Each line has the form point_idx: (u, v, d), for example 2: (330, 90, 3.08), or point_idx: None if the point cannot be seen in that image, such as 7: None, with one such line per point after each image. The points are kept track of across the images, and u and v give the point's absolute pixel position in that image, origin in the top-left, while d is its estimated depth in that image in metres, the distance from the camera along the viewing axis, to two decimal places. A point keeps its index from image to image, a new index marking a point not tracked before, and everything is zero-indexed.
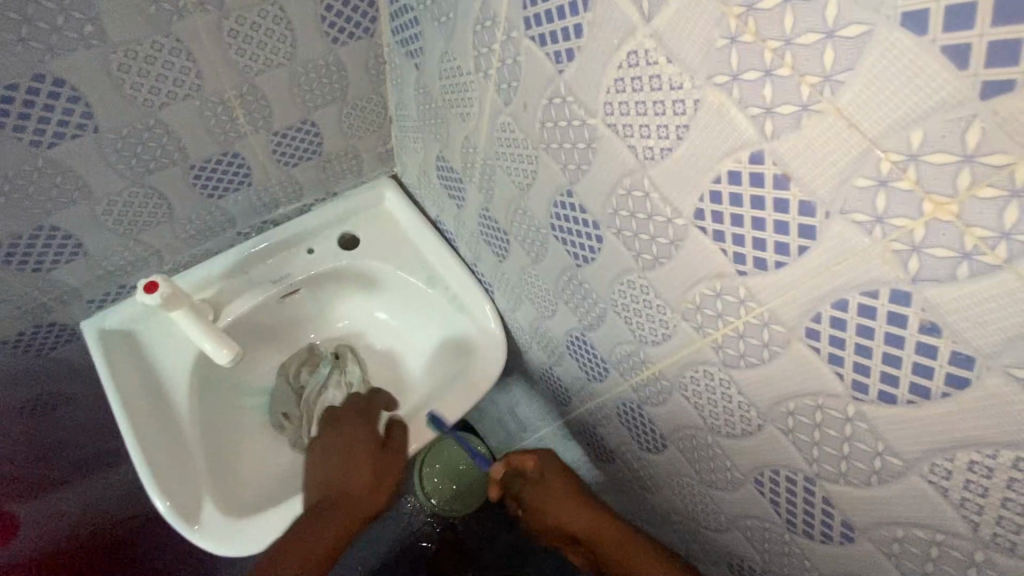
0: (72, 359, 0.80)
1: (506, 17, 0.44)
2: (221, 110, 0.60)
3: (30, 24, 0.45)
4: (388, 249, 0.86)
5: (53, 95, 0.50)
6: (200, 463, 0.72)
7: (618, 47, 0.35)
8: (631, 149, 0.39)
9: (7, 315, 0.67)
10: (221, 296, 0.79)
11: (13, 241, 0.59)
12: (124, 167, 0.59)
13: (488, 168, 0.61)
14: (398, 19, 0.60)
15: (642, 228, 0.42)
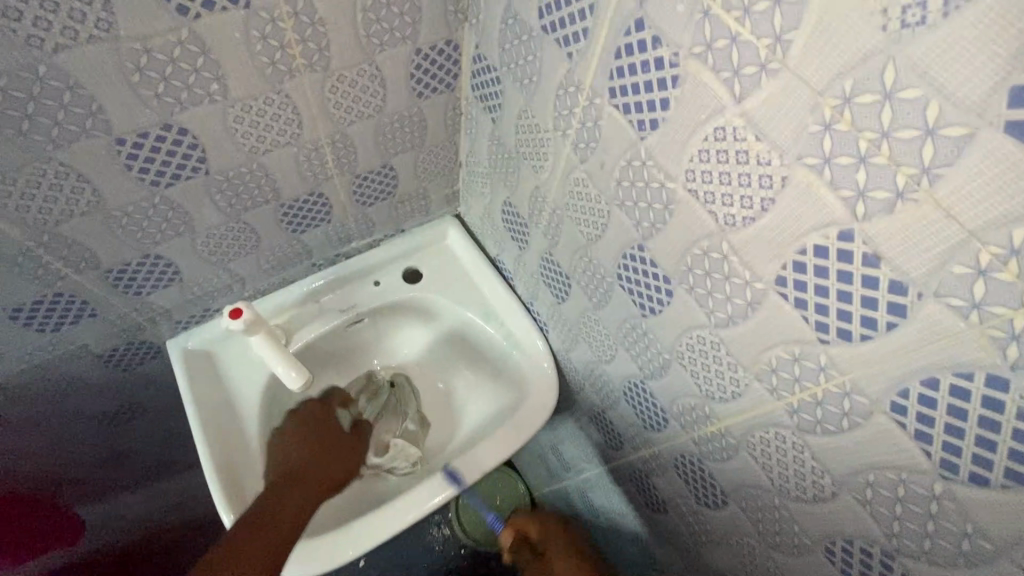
0: (151, 374, 0.85)
1: (591, 85, 0.47)
2: (315, 157, 0.65)
3: (167, 82, 0.47)
4: (448, 284, 0.89)
5: (176, 142, 0.53)
6: (252, 462, 0.75)
7: (706, 122, 0.37)
8: (712, 214, 0.40)
9: (105, 334, 0.72)
10: (293, 322, 0.84)
11: (121, 269, 0.63)
12: (226, 205, 0.63)
13: (555, 216, 0.64)
14: (479, 76, 0.65)
15: (717, 287, 0.43)
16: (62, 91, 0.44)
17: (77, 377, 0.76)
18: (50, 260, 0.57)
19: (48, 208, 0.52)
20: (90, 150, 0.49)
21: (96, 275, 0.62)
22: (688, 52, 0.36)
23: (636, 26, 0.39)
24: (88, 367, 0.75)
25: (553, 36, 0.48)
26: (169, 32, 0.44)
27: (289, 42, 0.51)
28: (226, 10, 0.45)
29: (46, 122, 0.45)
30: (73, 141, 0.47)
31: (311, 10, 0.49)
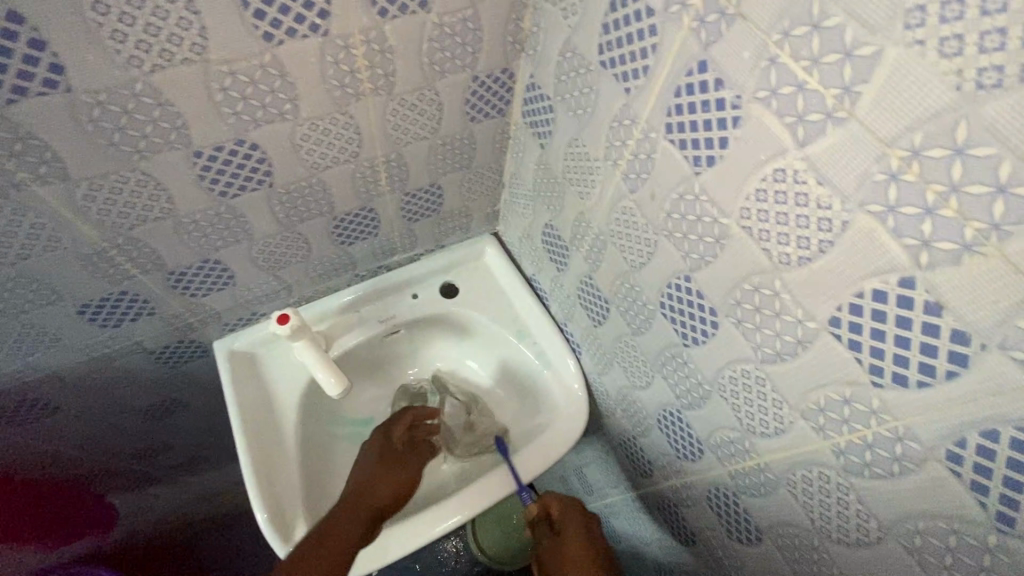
0: (196, 372, 0.88)
1: (647, 120, 0.48)
2: (370, 173, 0.68)
3: (246, 101, 0.50)
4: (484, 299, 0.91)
5: (246, 156, 0.55)
6: (296, 485, 0.76)
7: (766, 163, 0.38)
8: (766, 252, 0.41)
9: (159, 332, 0.75)
10: (334, 330, 0.87)
11: (180, 271, 0.66)
12: (284, 216, 0.67)
13: (599, 242, 0.65)
14: (531, 104, 0.67)
15: (766, 322, 0.44)
16: (154, 108, 0.46)
17: (129, 371, 0.79)
18: (121, 261, 0.60)
19: (125, 214, 0.54)
20: (170, 161, 0.52)
21: (157, 276, 0.65)
22: (752, 95, 0.37)
23: (698, 67, 0.40)
24: (140, 363, 0.79)
25: (612, 71, 0.50)
26: (254, 57, 0.47)
27: (359, 67, 0.53)
28: (307, 38, 0.48)
29: (136, 136, 0.48)
30: (158, 153, 0.50)
31: (382, 39, 0.52)
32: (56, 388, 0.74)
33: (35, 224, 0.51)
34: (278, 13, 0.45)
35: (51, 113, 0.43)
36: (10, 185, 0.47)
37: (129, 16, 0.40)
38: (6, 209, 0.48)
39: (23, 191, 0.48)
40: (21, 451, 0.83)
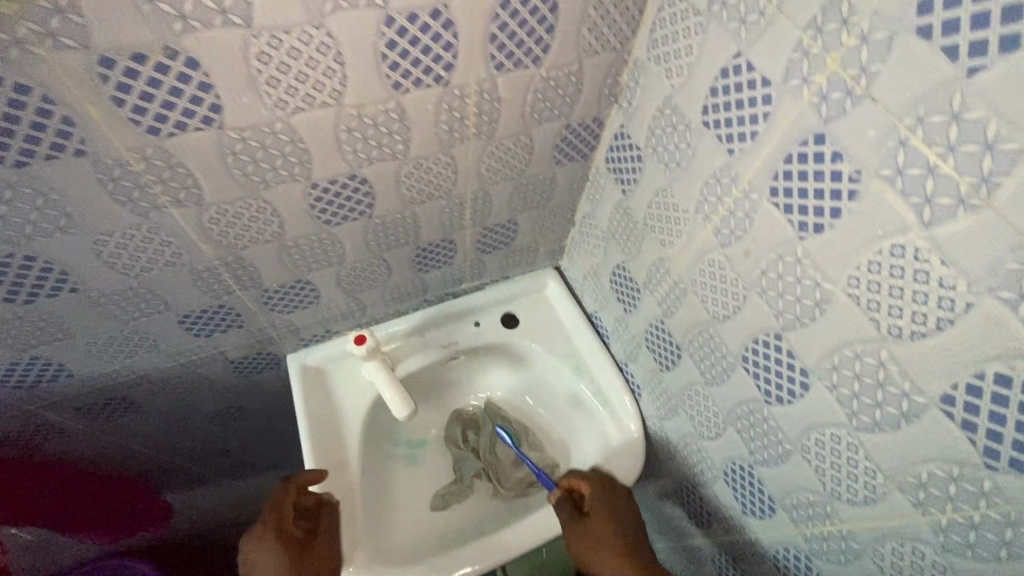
0: (264, 382, 0.92)
1: (749, 181, 0.49)
2: (457, 208, 0.71)
3: (365, 141, 0.53)
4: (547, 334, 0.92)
5: (354, 189, 0.59)
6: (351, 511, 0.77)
7: (883, 237, 0.39)
8: (873, 322, 0.42)
9: (241, 343, 0.78)
10: (399, 352, 0.89)
11: (274, 288, 0.69)
12: (375, 243, 0.70)
13: (676, 290, 0.66)
14: (616, 151, 0.69)
15: (865, 391, 0.44)
16: (287, 144, 0.50)
17: (207, 377, 0.82)
18: (226, 277, 0.64)
19: (240, 236, 0.58)
20: (289, 191, 0.55)
21: (253, 292, 0.68)
22: (874, 172, 0.38)
23: (814, 139, 0.42)
24: (219, 370, 0.82)
25: (715, 132, 0.51)
26: (381, 102, 0.50)
27: (468, 114, 0.57)
28: (430, 87, 0.51)
29: (266, 168, 0.51)
30: (280, 184, 0.54)
31: (493, 90, 0.55)
32: (142, 390, 0.78)
33: (163, 242, 0.55)
34: (411, 65, 0.48)
35: (201, 147, 0.47)
36: (151, 207, 0.50)
37: (286, 65, 0.43)
38: (142, 227, 0.52)
39: (160, 213, 0.51)
40: (99, 446, 0.87)
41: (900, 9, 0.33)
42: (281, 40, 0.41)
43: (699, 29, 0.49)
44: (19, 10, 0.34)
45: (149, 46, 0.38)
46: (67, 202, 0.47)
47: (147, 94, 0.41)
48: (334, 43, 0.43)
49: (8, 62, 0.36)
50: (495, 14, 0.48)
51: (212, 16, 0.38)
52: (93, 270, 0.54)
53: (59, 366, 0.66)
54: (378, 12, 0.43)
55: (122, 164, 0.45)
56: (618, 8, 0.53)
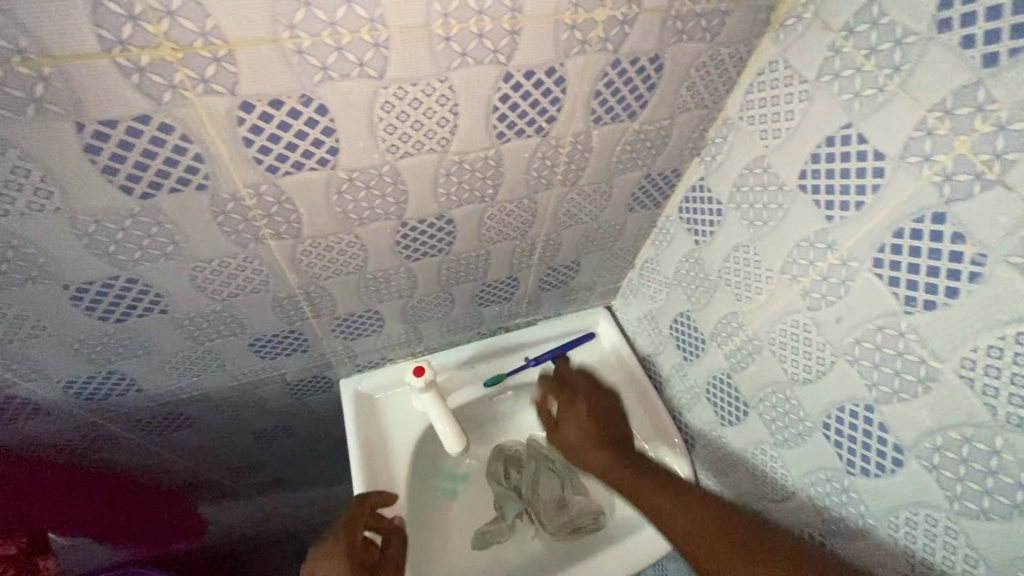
0: (313, 404, 0.92)
1: (848, 249, 0.49)
2: (529, 248, 0.72)
3: (460, 185, 0.54)
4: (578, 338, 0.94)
5: (440, 228, 0.60)
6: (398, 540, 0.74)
7: (1008, 323, 0.38)
8: (988, 407, 0.41)
9: (300, 366, 0.79)
10: (450, 383, 0.89)
11: (344, 317, 0.70)
12: (447, 277, 0.71)
13: (751, 345, 0.65)
14: (691, 202, 0.69)
15: (973, 477, 0.43)
16: (388, 185, 0.51)
17: (262, 397, 0.83)
18: (304, 305, 0.64)
19: (325, 268, 0.59)
20: (380, 227, 0.56)
21: (324, 320, 0.69)
22: (1001, 257, 0.37)
23: (932, 218, 0.41)
24: (275, 391, 0.83)
25: (813, 197, 0.51)
26: (483, 150, 0.51)
27: (560, 163, 0.57)
28: (530, 137, 0.52)
29: (365, 207, 0.52)
30: (374, 222, 0.55)
31: (587, 141, 0.56)
32: (199, 407, 0.79)
33: (255, 270, 0.56)
34: (517, 117, 0.49)
35: (311, 184, 0.48)
36: (252, 238, 0.52)
37: (405, 114, 0.45)
38: (240, 256, 0.53)
39: (259, 243, 0.52)
40: (149, 458, 0.87)
41: None
42: (407, 91, 0.43)
43: (804, 96, 0.49)
44: (180, 58, 0.35)
45: (287, 94, 0.39)
46: (179, 232, 0.48)
47: (275, 135, 0.42)
48: (453, 95, 0.44)
49: (160, 104, 0.37)
50: (604, 72, 0.48)
51: (350, 68, 0.39)
52: (185, 293, 0.56)
53: (130, 380, 0.67)
54: (500, 69, 0.44)
55: (237, 198, 0.47)
56: (719, 69, 0.53)
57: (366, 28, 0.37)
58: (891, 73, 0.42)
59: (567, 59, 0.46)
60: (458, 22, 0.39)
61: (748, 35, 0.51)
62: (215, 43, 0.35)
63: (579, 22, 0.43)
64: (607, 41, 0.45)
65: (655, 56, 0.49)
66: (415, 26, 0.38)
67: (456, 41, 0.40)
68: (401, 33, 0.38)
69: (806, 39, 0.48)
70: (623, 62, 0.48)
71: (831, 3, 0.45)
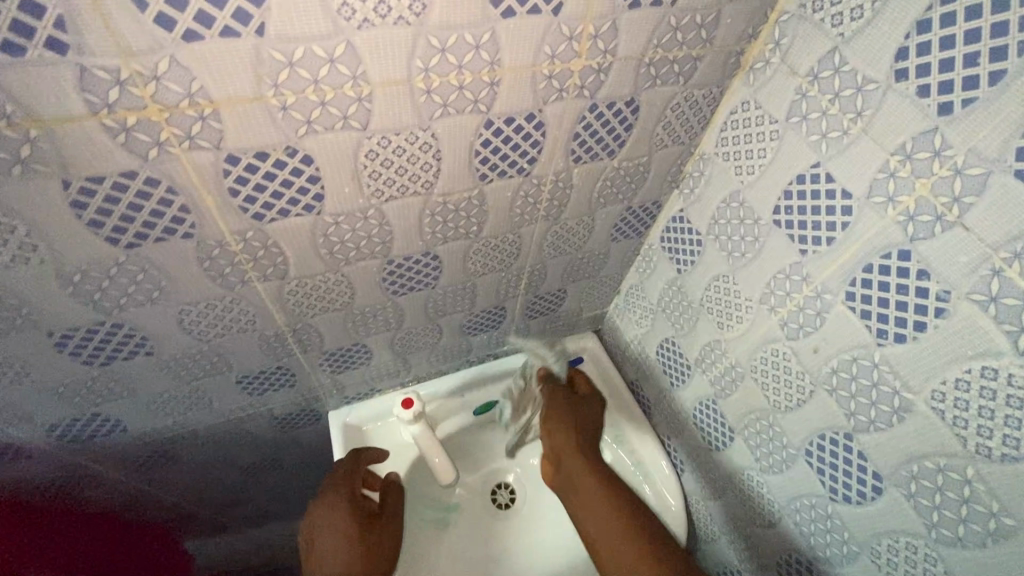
0: (302, 436, 0.91)
1: (822, 281, 0.50)
2: (514, 279, 0.73)
3: (445, 224, 0.56)
4: (565, 363, 0.94)
5: (426, 264, 0.61)
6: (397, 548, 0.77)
7: (973, 357, 0.39)
8: (959, 438, 0.42)
9: (289, 400, 0.78)
10: (438, 413, 0.88)
11: (332, 351, 0.70)
12: (434, 310, 0.71)
13: (734, 372, 0.66)
14: (672, 232, 0.71)
15: (948, 505, 0.44)
16: (374, 227, 0.52)
17: (249, 432, 0.82)
18: (291, 342, 0.64)
19: (311, 305, 0.59)
20: (367, 266, 0.57)
21: (312, 355, 0.69)
22: (964, 294, 0.39)
23: (898, 255, 0.43)
24: (263, 425, 0.82)
25: (787, 232, 0.53)
26: (466, 191, 0.53)
27: (542, 199, 0.59)
28: (512, 178, 0.54)
29: (350, 247, 0.53)
30: (360, 260, 0.56)
31: (568, 179, 0.57)
32: (186, 445, 0.78)
33: (241, 310, 0.56)
34: (498, 159, 0.50)
35: (297, 228, 0.48)
36: (238, 281, 0.52)
37: (389, 160, 0.46)
38: (225, 298, 0.54)
39: (245, 286, 0.53)
40: (135, 497, 0.86)
41: (996, 150, 0.35)
42: (389, 140, 0.44)
43: (774, 135, 0.51)
44: (166, 117, 0.36)
45: (272, 146, 0.40)
46: (165, 278, 0.48)
47: (260, 185, 0.43)
48: (436, 142, 0.46)
49: (146, 160, 0.38)
50: (583, 115, 0.50)
51: (334, 121, 0.40)
52: (171, 335, 0.56)
53: (115, 421, 0.67)
54: (481, 117, 0.45)
55: (223, 244, 0.47)
56: (693, 109, 0.55)
57: (349, 84, 0.38)
58: (854, 117, 0.43)
59: (545, 106, 0.47)
60: (439, 75, 0.40)
61: (719, 77, 0.53)
62: (200, 103, 0.36)
63: (556, 72, 0.44)
64: (584, 88, 0.47)
65: (631, 99, 0.51)
66: (397, 81, 0.40)
67: (437, 94, 0.42)
68: (383, 87, 0.40)
69: (774, 82, 0.50)
70: (600, 106, 0.50)
71: (796, 50, 0.47)
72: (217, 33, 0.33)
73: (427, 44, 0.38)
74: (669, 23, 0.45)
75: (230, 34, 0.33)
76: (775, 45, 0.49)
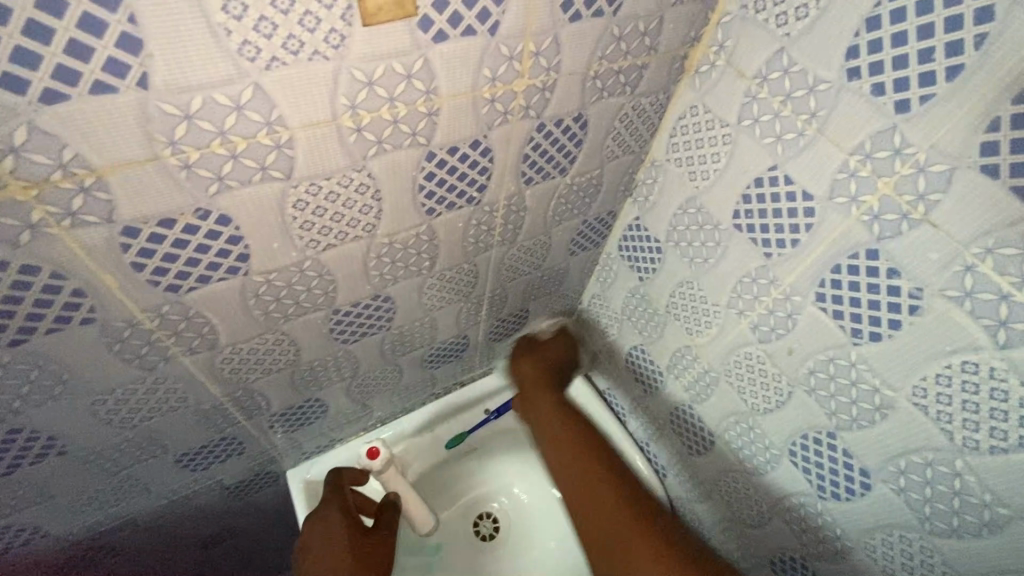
0: (261, 500, 0.82)
1: (791, 284, 0.49)
2: (474, 307, 0.68)
3: (394, 264, 0.50)
4: None
5: (376, 306, 0.55)
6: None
7: (952, 352, 0.39)
8: (946, 433, 0.42)
9: (241, 467, 0.71)
10: (408, 454, 0.82)
11: (283, 411, 0.64)
12: (390, 350, 0.66)
13: (708, 376, 0.64)
14: (631, 239, 0.68)
15: (939, 498, 0.44)
16: (313, 279, 0.46)
17: (199, 509, 0.74)
18: (232, 410, 0.57)
19: (250, 370, 0.53)
20: (309, 320, 0.51)
21: (259, 419, 0.62)
22: (937, 291, 0.38)
23: (866, 255, 0.42)
24: (214, 499, 0.74)
25: (749, 236, 0.51)
26: (413, 228, 0.48)
27: (496, 225, 0.55)
28: (462, 208, 0.49)
29: (288, 303, 0.47)
30: (301, 315, 0.50)
31: (521, 202, 0.54)
32: (126, 535, 0.69)
33: (169, 388, 0.49)
34: (444, 192, 0.46)
35: (221, 294, 0.42)
36: (160, 359, 0.45)
37: (322, 208, 0.40)
38: (147, 379, 0.46)
39: (170, 362, 0.46)
40: None
41: (960, 147, 0.34)
42: (320, 186, 0.38)
43: (726, 140, 0.50)
44: (36, 195, 0.29)
45: (179, 210, 0.34)
46: (66, 369, 0.41)
47: (170, 255, 0.37)
48: (374, 182, 0.41)
49: (18, 246, 0.31)
50: (530, 136, 0.46)
51: (251, 174, 0.35)
52: (86, 428, 0.48)
53: (33, 528, 0.58)
54: (421, 149, 0.41)
55: (133, 323, 0.40)
56: (641, 117, 0.53)
57: (263, 131, 0.33)
58: (809, 118, 0.42)
59: (490, 131, 0.43)
60: (367, 111, 0.36)
61: (665, 83, 0.51)
62: (78, 173, 0.30)
63: (499, 94, 0.40)
64: (529, 108, 0.44)
65: (579, 115, 0.48)
66: (321, 121, 0.34)
67: (369, 131, 0.37)
68: (304, 131, 0.34)
69: (721, 85, 0.48)
70: (548, 124, 0.46)
71: (741, 51, 0.45)
72: (87, 91, 0.27)
73: (351, 78, 0.33)
74: (612, 33, 0.42)
75: (104, 89, 0.27)
76: (719, 47, 0.47)
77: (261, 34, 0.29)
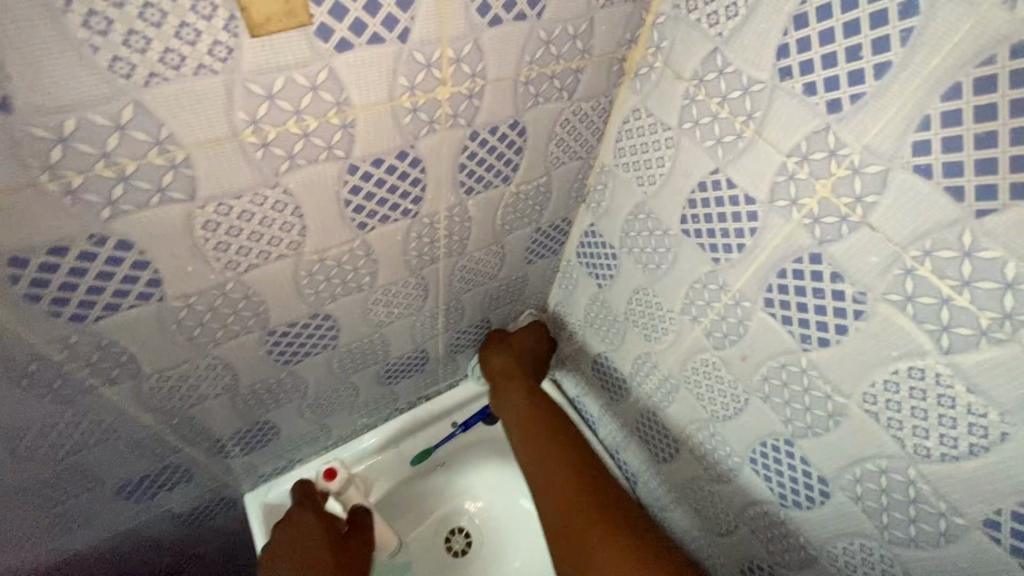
0: (220, 526, 0.79)
1: (741, 288, 0.48)
2: (429, 320, 0.66)
3: (330, 281, 0.48)
4: None
5: (318, 325, 0.53)
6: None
7: (898, 357, 0.38)
8: (898, 441, 0.40)
9: (192, 494, 0.68)
10: (373, 472, 0.80)
11: (232, 434, 0.61)
12: (341, 368, 0.63)
13: (669, 384, 0.63)
14: (588, 246, 0.66)
15: (896, 506, 0.43)
16: (239, 301, 0.44)
17: (151, 540, 0.71)
18: (172, 438, 0.55)
19: (184, 396, 0.50)
20: (242, 343, 0.49)
21: (205, 445, 0.60)
22: (880, 295, 0.37)
23: (810, 259, 0.41)
24: (167, 527, 0.71)
25: (697, 241, 0.50)
26: (344, 244, 0.46)
27: (439, 237, 0.53)
28: (397, 222, 0.47)
29: (215, 327, 0.45)
30: (232, 338, 0.47)
31: (464, 212, 0.52)
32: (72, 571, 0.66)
33: (94, 421, 0.46)
34: (375, 205, 0.44)
35: (136, 322, 0.40)
36: (77, 391, 0.43)
37: (236, 228, 0.38)
38: (67, 412, 0.44)
39: (89, 394, 0.43)
40: None
41: (892, 147, 0.33)
42: (230, 206, 0.36)
43: (669, 143, 0.48)
44: None
45: (69, 237, 0.32)
46: None
47: (68, 284, 0.34)
48: (292, 200, 0.39)
49: None
50: (464, 145, 0.44)
51: (147, 197, 0.33)
52: (5, 466, 0.45)
53: None
54: (341, 163, 0.39)
55: (40, 356, 0.38)
56: (584, 121, 0.51)
57: (155, 151, 0.31)
58: (746, 121, 0.41)
59: (417, 142, 0.41)
60: (273, 127, 0.34)
61: (605, 87, 0.49)
62: None
63: (420, 104, 0.39)
64: (457, 117, 0.42)
65: (515, 122, 0.46)
66: (219, 139, 0.32)
67: (278, 147, 0.35)
68: (202, 149, 0.32)
69: (661, 87, 0.47)
70: (481, 132, 0.44)
71: (677, 52, 0.44)
72: None
73: (248, 93, 0.31)
74: (539, 37, 0.40)
75: None
76: (656, 48, 0.46)
77: (135, 50, 0.27)
